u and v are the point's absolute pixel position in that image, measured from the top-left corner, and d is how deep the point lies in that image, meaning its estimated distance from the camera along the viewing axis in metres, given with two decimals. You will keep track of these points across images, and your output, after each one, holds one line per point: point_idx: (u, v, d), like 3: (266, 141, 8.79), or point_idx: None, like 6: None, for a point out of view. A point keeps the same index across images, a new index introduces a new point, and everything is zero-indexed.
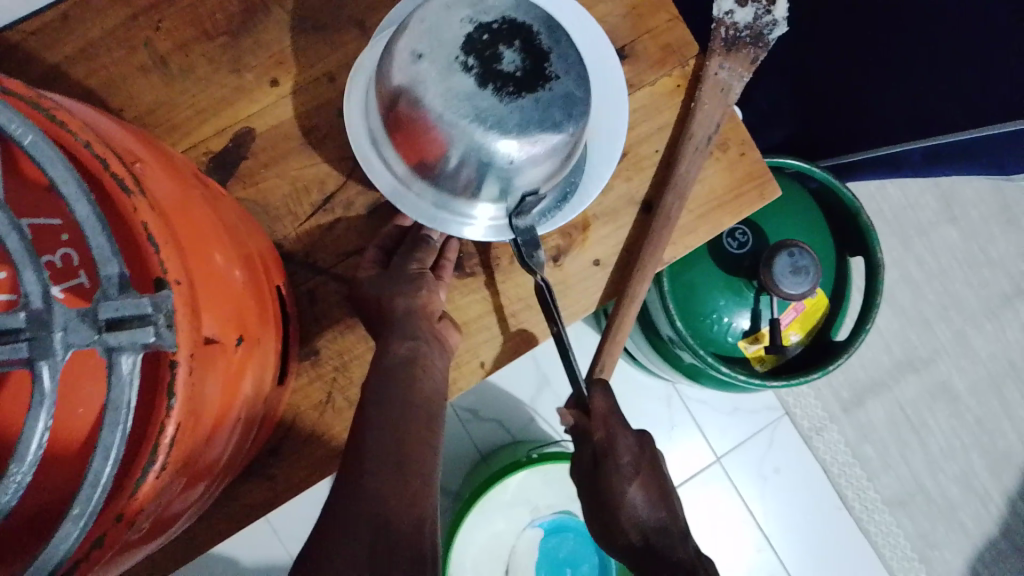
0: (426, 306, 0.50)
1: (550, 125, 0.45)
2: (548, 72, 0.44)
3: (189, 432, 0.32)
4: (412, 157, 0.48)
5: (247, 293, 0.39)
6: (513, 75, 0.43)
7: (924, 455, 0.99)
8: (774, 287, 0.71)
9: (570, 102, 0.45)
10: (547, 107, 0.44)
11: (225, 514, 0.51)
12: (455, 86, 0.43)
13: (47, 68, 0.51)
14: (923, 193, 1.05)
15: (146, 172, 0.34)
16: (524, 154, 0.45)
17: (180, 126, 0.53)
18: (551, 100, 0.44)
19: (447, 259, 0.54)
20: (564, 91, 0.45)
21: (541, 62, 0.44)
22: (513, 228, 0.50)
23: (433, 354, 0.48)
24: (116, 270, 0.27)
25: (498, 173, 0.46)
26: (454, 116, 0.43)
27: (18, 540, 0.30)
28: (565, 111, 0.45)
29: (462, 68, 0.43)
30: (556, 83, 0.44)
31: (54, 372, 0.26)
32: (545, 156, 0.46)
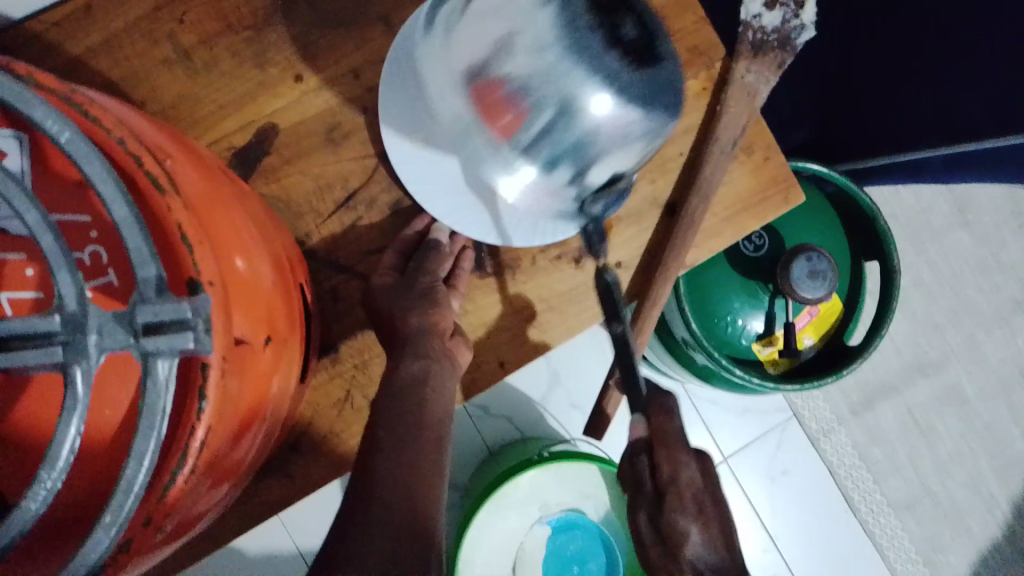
0: (439, 323, 0.49)
1: (652, 107, 0.46)
2: (657, 52, 0.45)
3: (217, 431, 0.32)
4: (500, 122, 0.48)
5: (275, 293, 0.39)
6: (628, 48, 0.44)
7: (931, 458, 0.99)
8: (791, 291, 0.71)
9: (670, 86, 0.47)
10: (653, 88, 0.46)
11: (242, 511, 0.51)
12: (572, 53, 0.44)
13: (68, 59, 0.51)
14: (938, 198, 1.04)
15: (178, 168, 0.34)
16: (618, 134, 0.47)
17: (203, 120, 0.52)
18: (651, 78, 0.45)
19: (461, 268, 0.54)
20: (667, 74, 0.46)
21: (653, 40, 0.45)
22: (584, 209, 0.52)
23: (445, 370, 0.48)
24: (154, 272, 0.26)
25: (580, 138, 0.47)
26: (566, 85, 0.44)
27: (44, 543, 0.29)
28: (665, 94, 0.46)
29: (581, 33, 0.43)
30: (663, 65, 0.45)
31: (87, 376, 0.25)
32: (638, 138, 0.48)
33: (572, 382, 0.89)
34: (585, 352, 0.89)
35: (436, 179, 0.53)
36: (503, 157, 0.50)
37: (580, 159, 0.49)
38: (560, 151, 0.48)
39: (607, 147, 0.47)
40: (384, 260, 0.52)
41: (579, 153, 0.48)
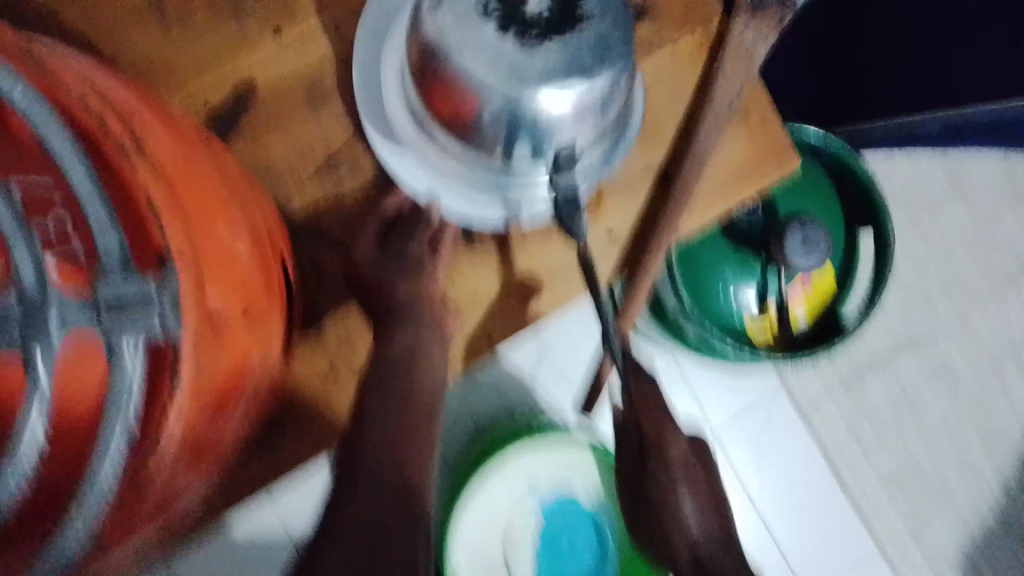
0: (431, 290, 0.50)
1: (579, 73, 0.42)
2: (579, 14, 0.42)
3: (194, 410, 0.30)
4: (444, 115, 0.46)
5: (254, 265, 0.37)
6: (539, 17, 0.42)
7: (918, 430, 0.99)
8: (785, 260, 0.69)
9: (603, 45, 0.42)
10: (578, 50, 0.42)
11: (222, 492, 0.49)
12: (475, 32, 0.42)
13: (32, 12, 0.48)
14: (933, 168, 1.03)
15: (147, 132, 0.32)
16: (547, 110, 0.43)
17: (177, 78, 0.49)
18: (582, 43, 0.42)
19: (446, 232, 0.51)
20: (597, 33, 0.42)
21: (571, 4, 0.42)
22: (554, 186, 0.47)
23: (433, 344, 0.49)
24: (116, 249, 0.27)
25: (534, 128, 0.44)
26: (475, 69, 0.42)
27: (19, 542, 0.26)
28: (596, 54, 0.42)
29: (483, 12, 0.42)
30: (588, 25, 0.42)
31: (48, 356, 0.25)
32: (578, 107, 0.43)
33: (561, 353, 0.87)
34: (574, 323, 0.87)
35: None
36: (477, 164, 0.48)
37: (529, 143, 0.46)
38: (504, 139, 0.45)
39: (547, 125, 0.44)
40: (365, 230, 0.51)
41: (523, 138, 0.45)
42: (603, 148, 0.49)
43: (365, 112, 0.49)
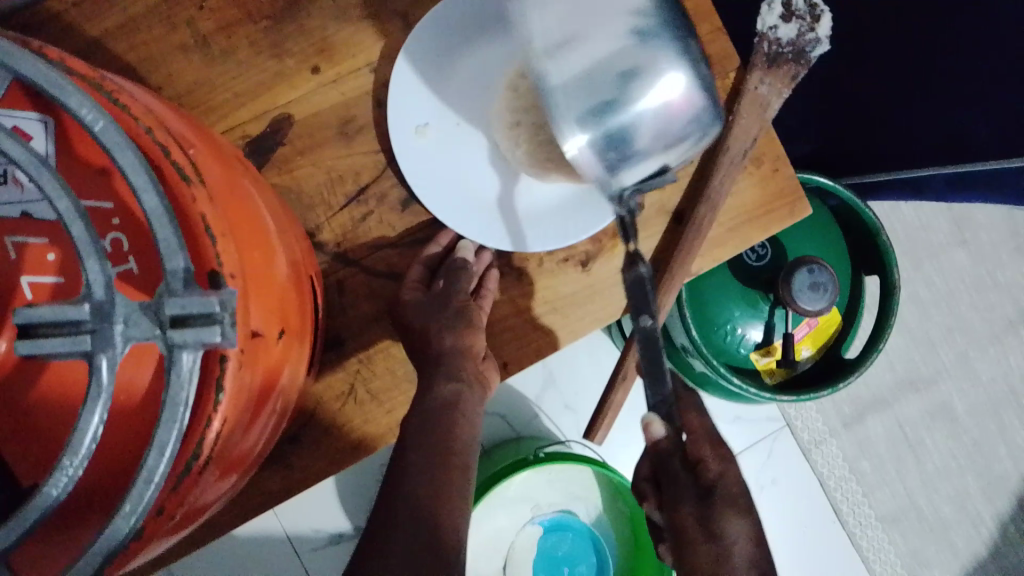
0: (471, 345, 0.50)
1: (688, 101, 0.45)
2: (686, 56, 0.45)
3: (231, 421, 0.32)
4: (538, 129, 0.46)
5: (289, 286, 0.39)
6: (656, 46, 0.44)
7: (919, 473, 1.00)
8: (791, 302, 0.72)
9: (699, 88, 0.45)
10: (683, 86, 0.44)
11: (243, 501, 0.52)
12: (587, 56, 0.44)
13: (86, 41, 0.51)
14: (937, 215, 1.05)
15: (199, 158, 0.34)
16: (643, 126, 0.45)
17: (218, 108, 0.52)
18: (687, 82, 0.45)
19: (487, 287, 0.54)
20: (697, 74, 0.45)
21: (681, 46, 0.44)
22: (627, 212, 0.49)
23: (474, 398, 0.48)
24: (181, 265, 0.26)
25: (624, 147, 0.45)
26: (591, 82, 0.44)
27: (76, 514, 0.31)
28: (697, 97, 0.45)
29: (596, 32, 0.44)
30: (693, 65, 0.45)
31: (113, 366, 0.25)
32: (673, 136, 0.45)
33: (568, 383, 0.89)
34: (585, 355, 0.89)
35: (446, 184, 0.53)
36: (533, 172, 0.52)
37: (611, 167, 0.46)
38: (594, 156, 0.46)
39: (640, 149, 0.46)
40: (410, 273, 0.53)
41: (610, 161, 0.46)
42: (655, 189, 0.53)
43: (395, 135, 0.52)
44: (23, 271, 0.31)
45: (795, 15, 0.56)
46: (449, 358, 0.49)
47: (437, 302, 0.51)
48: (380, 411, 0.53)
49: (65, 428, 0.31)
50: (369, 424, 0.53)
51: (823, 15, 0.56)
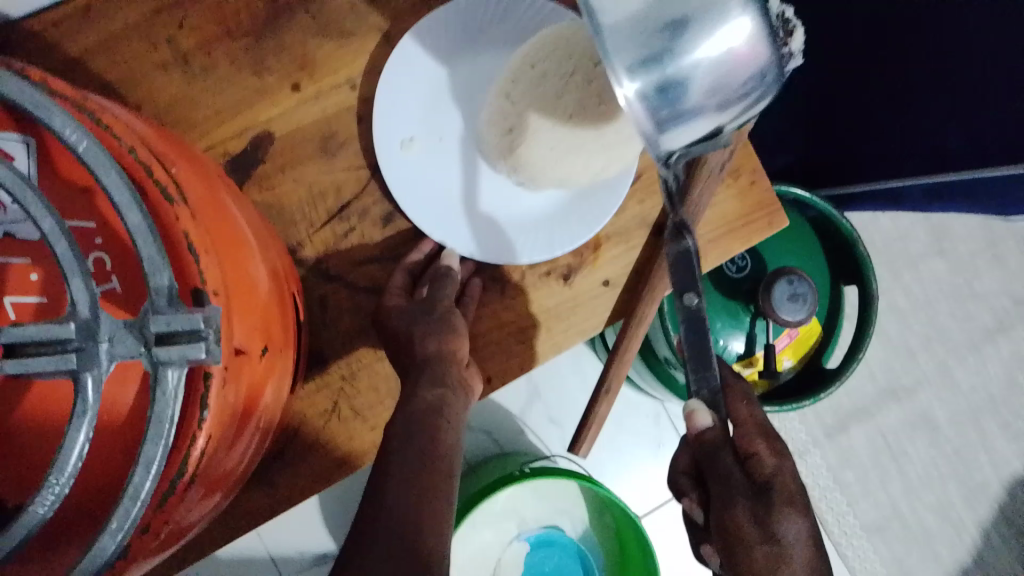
0: (454, 350, 0.50)
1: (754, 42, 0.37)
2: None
3: (216, 439, 0.32)
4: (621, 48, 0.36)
5: (272, 303, 0.39)
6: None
7: (902, 481, 1.01)
8: (772, 313, 0.72)
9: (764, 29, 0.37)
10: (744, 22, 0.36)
11: (224, 521, 0.52)
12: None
13: (65, 59, 0.51)
14: (913, 225, 1.06)
15: (182, 175, 0.34)
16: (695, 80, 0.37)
17: (199, 126, 0.52)
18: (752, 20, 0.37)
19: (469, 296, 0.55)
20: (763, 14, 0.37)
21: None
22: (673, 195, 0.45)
23: (458, 402, 0.48)
24: (166, 282, 0.26)
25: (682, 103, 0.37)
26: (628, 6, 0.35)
27: (60, 533, 0.31)
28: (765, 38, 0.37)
29: None
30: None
31: (98, 383, 0.25)
32: (727, 93, 0.38)
33: (552, 397, 0.89)
34: (568, 368, 0.89)
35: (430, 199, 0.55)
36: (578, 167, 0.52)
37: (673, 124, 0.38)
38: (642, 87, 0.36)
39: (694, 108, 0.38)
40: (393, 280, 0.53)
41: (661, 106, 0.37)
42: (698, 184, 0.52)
43: (381, 149, 0.53)
44: (6, 292, 0.31)
45: None
46: (432, 362, 0.48)
47: (420, 313, 0.50)
48: (366, 427, 0.53)
49: (49, 449, 0.31)
50: (355, 441, 0.53)
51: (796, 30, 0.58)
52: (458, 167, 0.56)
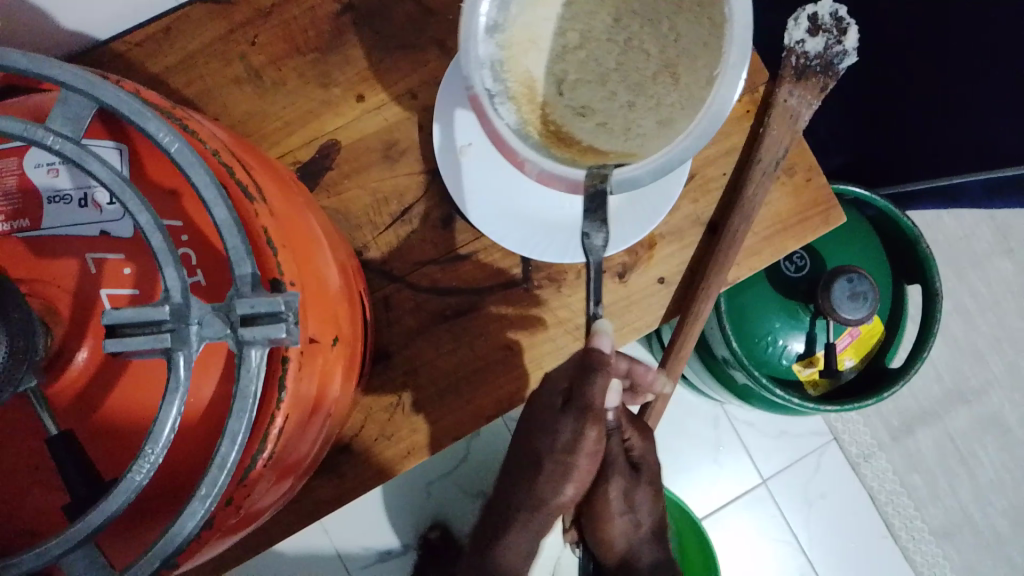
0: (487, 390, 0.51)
1: None
2: None
3: (291, 421, 0.35)
4: None
5: (340, 297, 0.41)
6: None
7: (972, 486, 0.99)
8: (832, 312, 0.72)
9: None
10: None
11: (297, 509, 0.54)
12: None
13: (148, 77, 0.55)
14: (980, 224, 1.03)
15: (259, 178, 0.37)
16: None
17: (269, 136, 0.55)
18: None
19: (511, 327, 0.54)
20: None
21: None
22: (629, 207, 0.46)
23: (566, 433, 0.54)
24: (249, 270, 0.28)
25: None
26: None
27: (149, 507, 0.34)
28: None
29: None
30: None
31: (189, 361, 0.28)
32: None
33: None
34: None
35: (492, 203, 0.55)
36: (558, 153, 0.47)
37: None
38: None
39: None
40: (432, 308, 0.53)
41: None
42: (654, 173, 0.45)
43: (440, 155, 0.55)
44: (102, 284, 0.34)
45: (822, 30, 0.58)
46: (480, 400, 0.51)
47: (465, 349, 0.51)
48: (427, 423, 0.55)
49: (142, 427, 0.34)
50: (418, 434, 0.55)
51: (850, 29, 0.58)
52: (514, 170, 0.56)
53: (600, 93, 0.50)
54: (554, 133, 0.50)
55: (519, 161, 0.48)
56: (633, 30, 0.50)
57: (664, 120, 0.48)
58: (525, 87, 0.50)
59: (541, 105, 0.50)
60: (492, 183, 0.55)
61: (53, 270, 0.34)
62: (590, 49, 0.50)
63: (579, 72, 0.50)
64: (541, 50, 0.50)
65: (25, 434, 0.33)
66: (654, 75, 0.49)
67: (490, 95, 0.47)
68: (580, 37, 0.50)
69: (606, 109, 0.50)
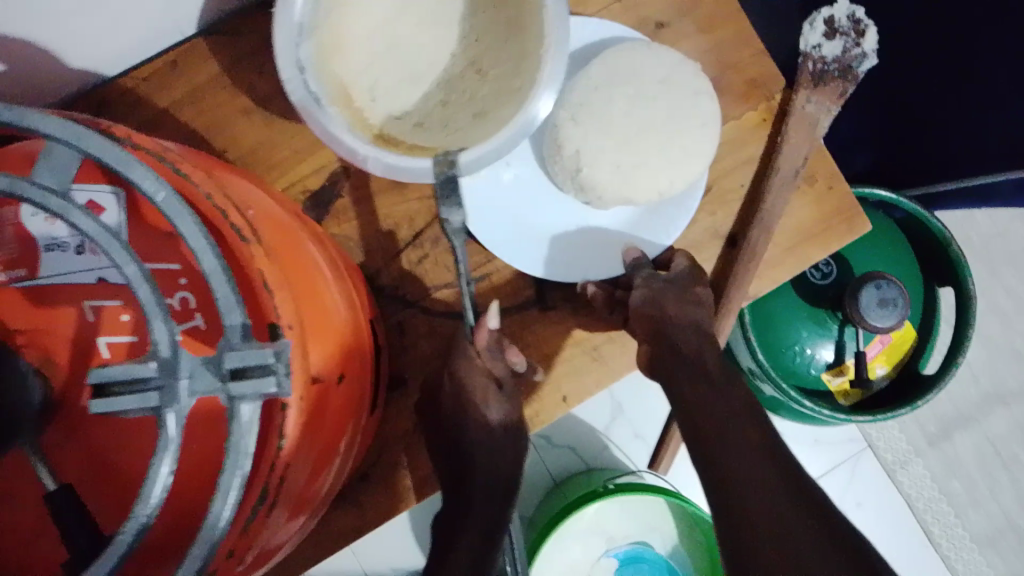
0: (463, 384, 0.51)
1: None
2: None
3: (294, 466, 0.34)
4: None
5: (347, 333, 0.40)
6: None
7: (1016, 492, 0.95)
8: (860, 319, 0.70)
9: None
10: None
11: (316, 542, 0.54)
12: None
13: (156, 111, 0.54)
14: (1015, 220, 1.00)
15: (258, 217, 0.36)
16: None
17: (278, 166, 0.55)
18: None
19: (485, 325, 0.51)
20: None
21: None
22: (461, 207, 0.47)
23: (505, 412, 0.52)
24: (239, 320, 0.28)
25: None
26: None
27: None
28: None
29: None
30: None
31: (179, 417, 0.27)
32: None
33: (638, 413, 0.89)
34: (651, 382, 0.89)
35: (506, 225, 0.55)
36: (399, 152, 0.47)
37: None
38: None
39: None
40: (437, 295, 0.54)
41: None
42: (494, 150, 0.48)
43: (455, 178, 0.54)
44: (101, 332, 0.34)
45: (839, 33, 0.58)
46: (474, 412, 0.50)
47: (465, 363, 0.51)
48: None
49: (140, 478, 0.33)
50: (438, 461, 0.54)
51: (868, 31, 0.58)
52: (526, 188, 0.57)
53: (415, 97, 0.50)
54: (379, 135, 0.49)
55: (355, 160, 0.47)
56: (439, 31, 0.50)
57: (479, 114, 0.49)
58: (341, 92, 0.48)
59: (358, 110, 0.49)
60: (503, 204, 0.56)
61: (50, 318, 0.34)
62: (397, 49, 0.50)
63: (388, 79, 0.50)
64: (354, 57, 0.49)
65: (26, 489, 0.33)
66: (460, 75, 0.50)
67: (317, 104, 0.46)
68: (388, 44, 0.49)
69: (420, 109, 0.50)
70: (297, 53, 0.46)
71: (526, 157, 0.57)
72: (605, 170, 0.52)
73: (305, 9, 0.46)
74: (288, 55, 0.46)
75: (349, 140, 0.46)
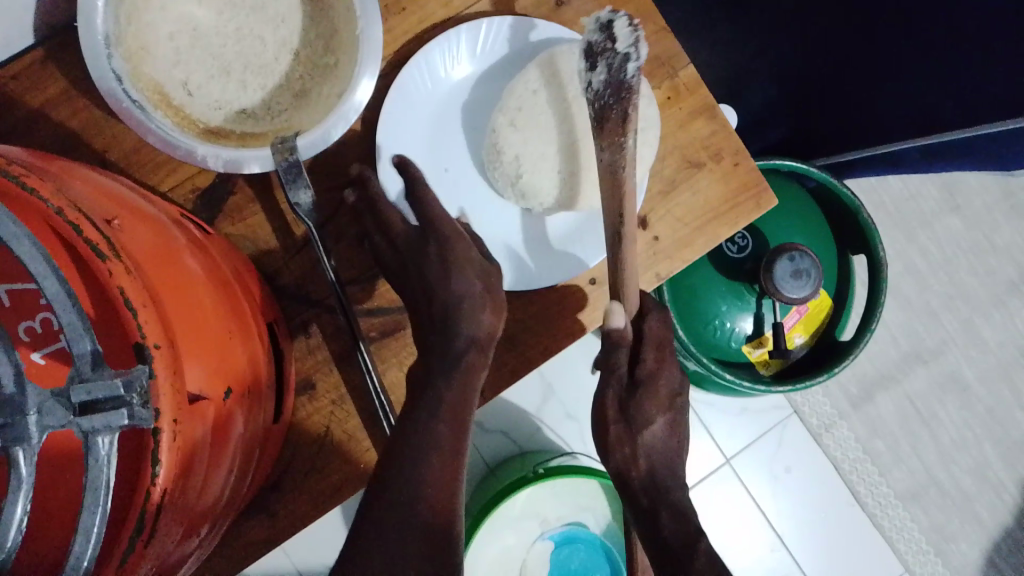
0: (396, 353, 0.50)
1: None
2: None
3: (179, 488, 0.31)
4: None
5: (232, 340, 0.38)
6: None
7: (935, 447, 0.98)
8: (774, 291, 0.70)
9: None
10: None
11: (228, 554, 0.52)
12: None
13: (27, 113, 0.51)
14: (924, 183, 1.02)
15: (124, 228, 0.34)
16: None
17: (164, 165, 0.52)
18: None
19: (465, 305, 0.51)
20: None
21: None
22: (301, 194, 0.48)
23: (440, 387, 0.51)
24: (88, 347, 0.26)
25: None
26: None
27: None
28: None
29: None
30: None
31: (30, 456, 0.26)
32: None
33: (567, 393, 0.89)
34: (577, 361, 0.89)
35: None
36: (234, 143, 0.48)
37: None
38: None
39: None
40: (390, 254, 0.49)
41: None
42: (323, 129, 0.49)
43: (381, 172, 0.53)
44: None
45: None
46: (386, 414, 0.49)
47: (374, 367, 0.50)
48: (357, 449, 0.53)
49: None
50: (372, 454, 0.53)
51: None
52: (468, 194, 0.57)
53: (233, 87, 0.50)
54: (205, 130, 0.50)
55: (195, 159, 0.48)
56: (241, 17, 0.50)
57: (299, 94, 0.51)
58: (156, 93, 0.49)
59: (178, 108, 0.49)
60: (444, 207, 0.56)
61: None
62: (202, 40, 0.50)
63: (200, 70, 0.50)
64: (161, 55, 0.49)
65: None
66: (274, 57, 0.51)
67: (139, 109, 0.47)
68: (191, 36, 0.50)
69: (244, 98, 0.50)
70: (109, 64, 0.47)
71: (439, 149, 0.56)
72: (541, 172, 0.53)
73: (105, 21, 0.47)
74: (100, 67, 0.47)
75: (182, 141, 0.47)
